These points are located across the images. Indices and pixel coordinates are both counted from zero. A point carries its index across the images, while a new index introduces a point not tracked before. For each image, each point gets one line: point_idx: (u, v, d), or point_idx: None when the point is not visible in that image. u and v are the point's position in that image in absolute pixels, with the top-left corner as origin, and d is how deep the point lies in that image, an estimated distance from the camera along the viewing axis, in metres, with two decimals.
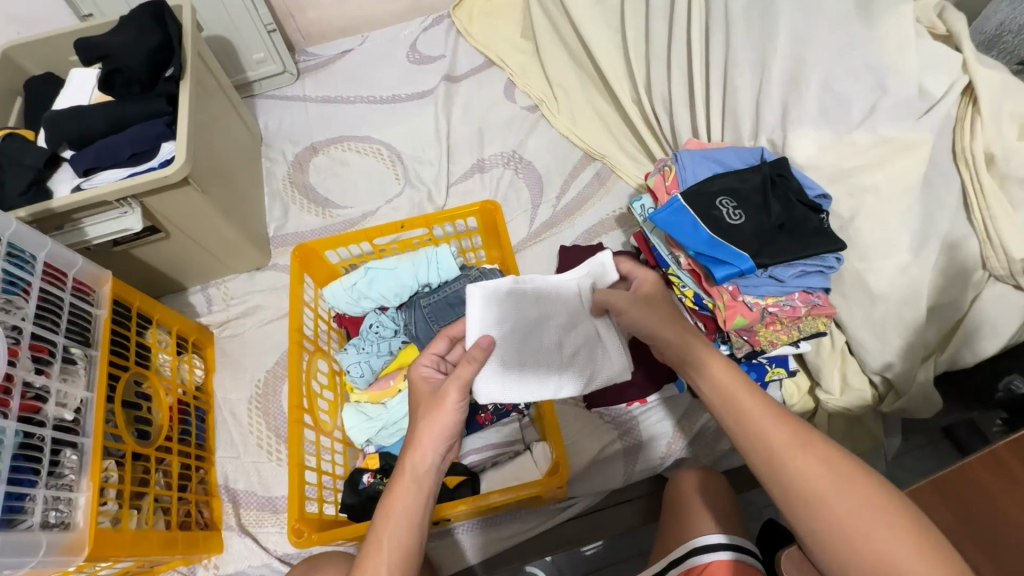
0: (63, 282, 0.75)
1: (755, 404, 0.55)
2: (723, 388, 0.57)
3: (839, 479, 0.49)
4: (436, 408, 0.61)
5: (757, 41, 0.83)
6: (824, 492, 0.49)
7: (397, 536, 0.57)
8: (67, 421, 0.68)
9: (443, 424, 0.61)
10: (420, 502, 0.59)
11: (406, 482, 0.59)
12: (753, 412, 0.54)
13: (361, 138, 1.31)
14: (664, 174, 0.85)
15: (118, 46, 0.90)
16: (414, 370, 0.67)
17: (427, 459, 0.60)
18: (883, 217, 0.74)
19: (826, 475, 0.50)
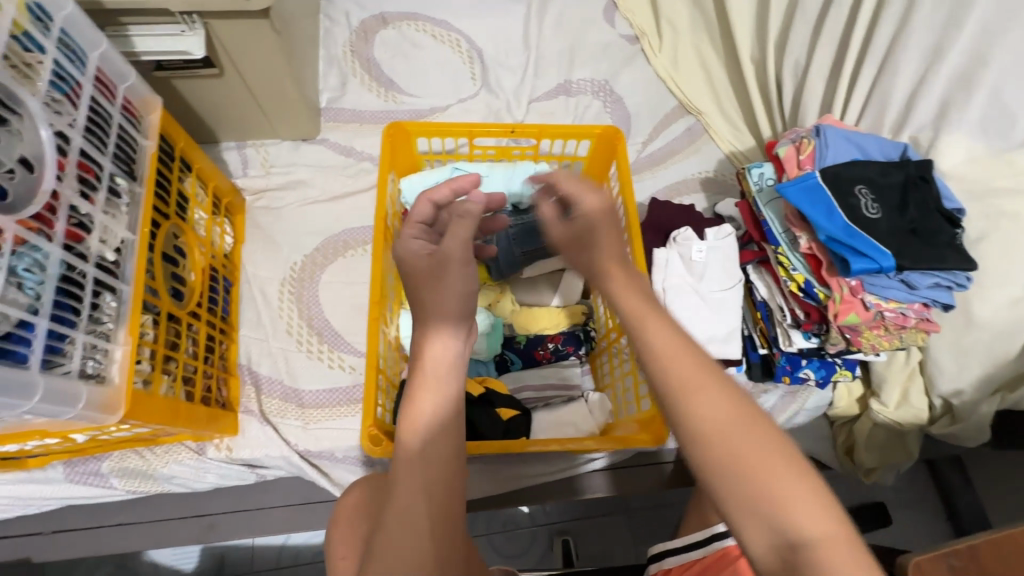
0: (113, 97, 0.62)
1: (654, 321, 0.48)
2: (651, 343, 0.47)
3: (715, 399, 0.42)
4: (436, 277, 0.53)
5: (940, 26, 0.75)
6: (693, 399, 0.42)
7: (434, 454, 0.47)
8: (108, 262, 0.58)
9: (447, 297, 0.52)
10: (449, 409, 0.49)
11: (423, 383, 0.49)
12: (655, 333, 0.46)
13: (437, 20, 1.16)
14: (799, 147, 0.78)
15: None
16: (398, 243, 0.57)
17: (451, 354, 0.50)
18: (1014, 246, 0.71)
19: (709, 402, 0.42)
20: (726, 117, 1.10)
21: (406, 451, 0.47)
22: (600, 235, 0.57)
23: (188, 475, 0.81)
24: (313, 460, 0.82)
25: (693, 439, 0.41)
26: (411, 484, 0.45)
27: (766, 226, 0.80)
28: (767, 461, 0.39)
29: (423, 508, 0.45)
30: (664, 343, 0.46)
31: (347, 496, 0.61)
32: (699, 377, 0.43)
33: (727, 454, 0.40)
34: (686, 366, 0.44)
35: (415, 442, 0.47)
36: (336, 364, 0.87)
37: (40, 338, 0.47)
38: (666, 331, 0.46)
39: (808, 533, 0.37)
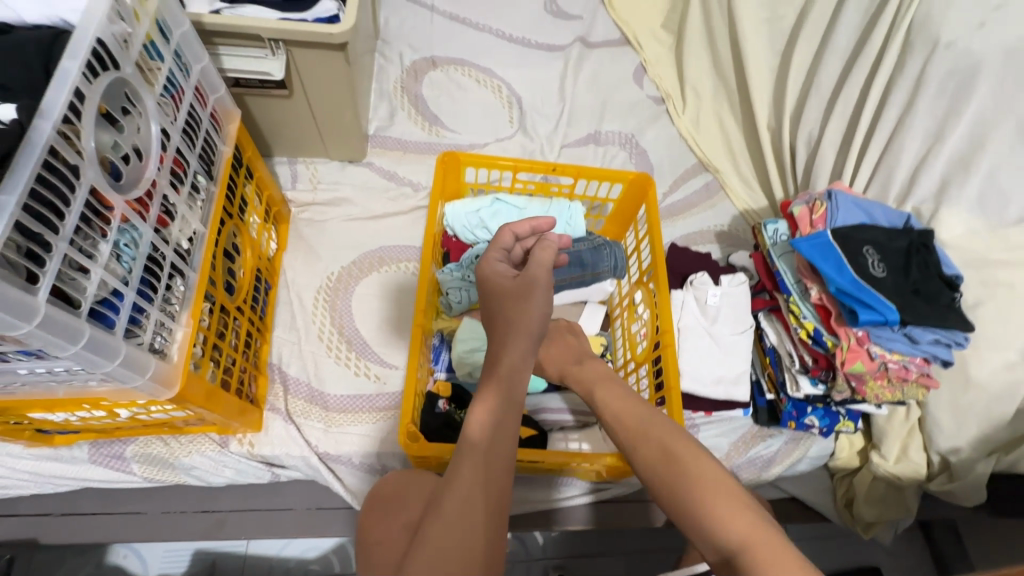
0: (204, 105, 0.69)
1: (608, 390, 0.63)
2: (613, 411, 0.60)
3: (659, 446, 0.54)
4: (521, 296, 0.57)
5: (940, 114, 0.84)
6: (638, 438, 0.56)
7: (493, 453, 0.50)
8: (183, 249, 0.63)
9: (531, 318, 0.56)
10: (510, 417, 0.52)
11: (492, 394, 0.53)
12: (610, 403, 0.61)
13: (482, 68, 1.27)
14: (811, 208, 0.86)
15: None
16: (485, 264, 0.62)
17: (522, 365, 0.55)
18: (1007, 313, 0.77)
19: (659, 440, 0.55)
20: (742, 178, 1.18)
21: (469, 451, 0.51)
22: (533, 297, 0.57)
23: (207, 468, 0.82)
24: (330, 464, 0.84)
25: (650, 463, 0.54)
26: (469, 482, 0.49)
27: (779, 277, 0.86)
28: (697, 482, 0.50)
29: (480, 505, 0.48)
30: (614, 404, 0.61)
31: (383, 482, 0.67)
32: (649, 428, 0.56)
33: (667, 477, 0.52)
34: (634, 422, 0.58)
35: (478, 440, 0.51)
36: (362, 372, 0.90)
37: (126, 307, 0.52)
38: (616, 392, 0.62)
39: (732, 536, 0.46)
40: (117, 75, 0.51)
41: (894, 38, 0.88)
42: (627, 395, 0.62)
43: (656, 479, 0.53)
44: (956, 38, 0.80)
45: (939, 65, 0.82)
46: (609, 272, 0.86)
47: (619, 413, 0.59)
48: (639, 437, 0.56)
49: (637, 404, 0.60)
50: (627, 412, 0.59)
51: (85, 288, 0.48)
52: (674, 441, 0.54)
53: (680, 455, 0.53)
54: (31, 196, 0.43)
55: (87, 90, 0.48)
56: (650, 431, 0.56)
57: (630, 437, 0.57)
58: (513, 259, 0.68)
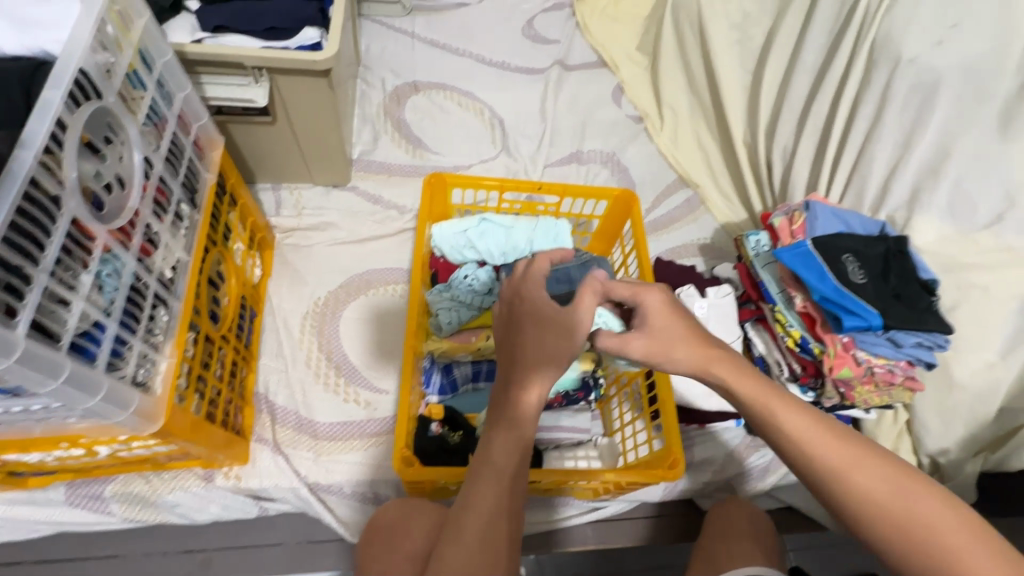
0: (188, 133, 0.69)
1: (784, 406, 0.55)
2: (791, 429, 0.54)
3: (888, 480, 0.51)
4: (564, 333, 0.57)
5: (906, 125, 0.88)
6: (840, 468, 0.52)
7: (512, 475, 0.55)
8: (166, 278, 0.62)
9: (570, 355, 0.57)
10: (526, 443, 0.56)
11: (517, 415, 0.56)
12: (791, 426, 0.54)
13: (464, 92, 1.29)
14: (791, 219, 0.88)
15: None
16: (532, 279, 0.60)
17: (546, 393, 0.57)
18: (983, 314, 0.80)
19: (866, 469, 0.51)
20: (722, 192, 1.21)
21: (494, 466, 0.55)
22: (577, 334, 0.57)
23: (192, 504, 0.79)
24: (320, 494, 0.81)
25: (854, 499, 0.51)
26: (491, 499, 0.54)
27: (764, 287, 0.88)
28: (939, 527, 0.48)
29: (500, 522, 0.53)
30: (795, 426, 0.54)
31: (380, 512, 0.67)
32: (863, 456, 0.52)
33: (885, 518, 0.50)
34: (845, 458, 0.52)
35: (499, 461, 0.55)
36: (351, 398, 0.88)
37: (108, 339, 0.51)
38: (798, 411, 0.54)
39: None
40: (99, 104, 0.51)
41: (859, 55, 0.93)
42: (803, 408, 0.55)
43: (864, 513, 0.51)
44: (918, 55, 0.85)
45: (903, 80, 0.86)
46: None
47: (816, 438, 0.53)
48: (857, 471, 0.51)
49: (820, 420, 0.54)
50: (820, 437, 0.53)
51: (65, 320, 0.46)
52: (891, 474, 0.51)
53: (911, 488, 0.50)
54: (10, 227, 0.42)
55: (70, 120, 0.47)
56: (863, 470, 0.51)
57: (834, 470, 0.52)
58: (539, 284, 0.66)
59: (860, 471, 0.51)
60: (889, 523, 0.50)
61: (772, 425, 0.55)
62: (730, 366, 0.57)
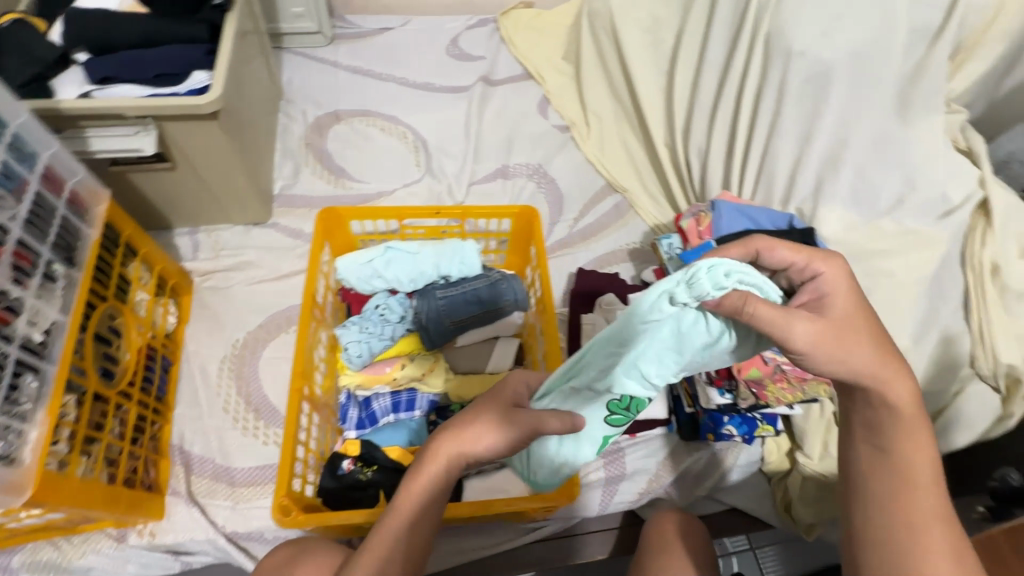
0: (60, 191, 0.68)
1: (918, 438, 0.54)
2: (903, 457, 0.54)
3: (949, 543, 0.50)
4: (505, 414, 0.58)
5: (805, 117, 0.88)
6: (930, 545, 0.50)
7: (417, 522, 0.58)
8: (34, 342, 0.61)
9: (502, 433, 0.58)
10: (436, 498, 0.58)
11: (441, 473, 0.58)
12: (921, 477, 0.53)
13: (387, 116, 1.28)
14: (698, 219, 0.87)
15: (109, 32, 0.85)
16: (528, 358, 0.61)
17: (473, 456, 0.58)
18: (892, 299, 0.79)
19: (950, 546, 0.50)
20: (651, 195, 1.21)
21: (406, 512, 0.57)
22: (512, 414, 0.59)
23: (108, 567, 0.77)
24: (239, 543, 0.80)
25: (887, 528, 0.52)
26: (396, 544, 0.56)
27: None
28: None
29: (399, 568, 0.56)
30: (921, 468, 0.53)
31: (269, 555, 0.64)
32: (934, 515, 0.51)
33: (907, 525, 0.51)
34: (922, 480, 0.53)
35: (412, 509, 0.57)
36: (271, 440, 0.86)
37: None
38: (929, 452, 0.53)
39: None
40: None
41: (756, 51, 0.93)
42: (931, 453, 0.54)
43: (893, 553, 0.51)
44: (806, 48, 0.85)
45: (796, 73, 0.86)
46: (511, 305, 0.86)
47: (928, 486, 0.53)
48: (928, 527, 0.51)
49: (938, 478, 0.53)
50: (932, 488, 0.53)
51: None
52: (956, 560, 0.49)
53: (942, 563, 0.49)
54: None
55: None
56: (945, 519, 0.51)
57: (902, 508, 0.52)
58: None
59: (928, 528, 0.51)
60: (920, 542, 0.50)
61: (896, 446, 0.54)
62: (867, 354, 0.51)
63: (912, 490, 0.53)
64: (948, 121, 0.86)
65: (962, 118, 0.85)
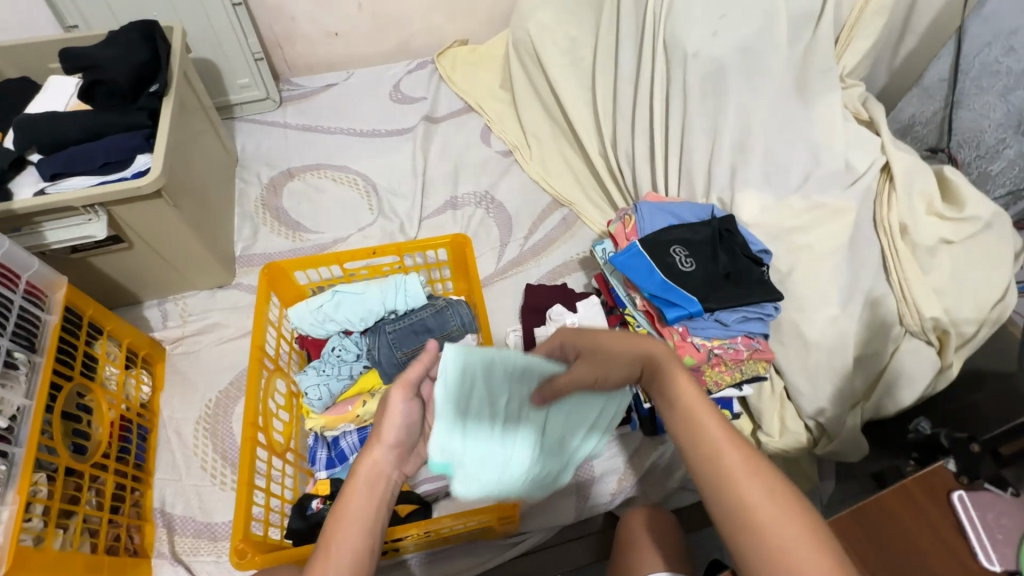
0: (15, 284, 0.73)
1: (703, 411, 0.50)
2: (693, 431, 0.49)
3: (773, 500, 0.44)
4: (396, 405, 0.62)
5: (710, 111, 0.92)
6: (761, 513, 0.44)
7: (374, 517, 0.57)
8: (0, 428, 0.65)
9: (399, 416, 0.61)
10: (379, 494, 0.58)
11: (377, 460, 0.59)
12: (715, 440, 0.48)
13: (337, 167, 1.35)
14: (624, 222, 0.92)
15: (58, 132, 0.93)
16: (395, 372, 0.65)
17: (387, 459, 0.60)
18: (815, 271, 0.82)
19: (774, 501, 0.44)
20: (595, 204, 1.26)
21: (355, 507, 0.57)
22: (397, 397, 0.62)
23: None
24: None
25: (716, 514, 0.46)
26: (357, 534, 0.56)
27: (615, 292, 0.91)
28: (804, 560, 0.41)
29: (363, 562, 0.55)
30: (716, 440, 0.48)
31: None
32: (747, 479, 0.45)
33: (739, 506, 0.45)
34: (728, 450, 0.47)
35: (361, 502, 0.57)
36: None
37: None
38: (712, 416, 0.49)
39: None
40: None
41: (658, 57, 0.98)
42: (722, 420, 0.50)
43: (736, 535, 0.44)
44: (699, 48, 0.90)
45: (694, 72, 0.92)
46: (460, 331, 0.89)
47: (726, 446, 0.47)
48: (749, 485, 0.45)
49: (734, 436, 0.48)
50: (734, 446, 0.48)
51: None
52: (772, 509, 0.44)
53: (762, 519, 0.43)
54: None
55: None
56: (767, 475, 0.46)
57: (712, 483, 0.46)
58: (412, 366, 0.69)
59: (748, 489, 0.45)
60: (751, 521, 0.44)
61: (689, 428, 0.50)
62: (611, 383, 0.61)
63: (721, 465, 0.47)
64: (847, 96, 0.91)
65: (861, 91, 0.90)
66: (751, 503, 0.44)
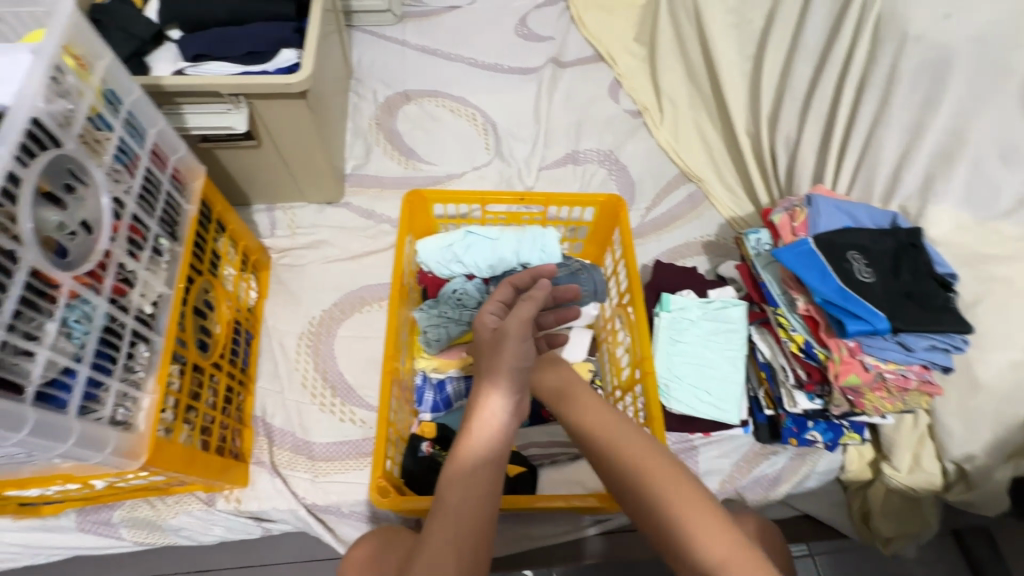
0: (164, 166, 0.69)
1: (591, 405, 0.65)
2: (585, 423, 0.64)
3: (642, 462, 0.59)
4: (495, 354, 0.56)
5: (916, 106, 0.81)
6: (644, 476, 0.58)
7: (477, 482, 0.53)
8: (145, 314, 0.62)
9: (506, 369, 0.55)
10: (489, 457, 0.54)
11: (493, 406, 0.55)
12: (598, 424, 0.63)
13: (456, 98, 1.27)
14: (792, 215, 0.83)
15: (202, 7, 0.86)
16: (477, 315, 0.61)
17: (495, 417, 0.55)
18: (1010, 309, 0.73)
19: (647, 462, 0.59)
20: (726, 184, 1.16)
21: (469, 449, 0.54)
22: (506, 345, 0.56)
23: (196, 527, 0.81)
24: (319, 515, 0.83)
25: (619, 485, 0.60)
26: (474, 477, 0.53)
27: (766, 288, 0.83)
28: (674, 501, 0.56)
29: (474, 523, 0.52)
30: (633, 463, 0.59)
31: (353, 549, 0.64)
32: (624, 443, 0.61)
33: (646, 502, 0.57)
34: (642, 470, 0.58)
35: (477, 444, 0.54)
36: (347, 418, 0.89)
37: (79, 385, 0.51)
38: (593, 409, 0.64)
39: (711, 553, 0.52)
40: (58, 152, 0.51)
41: (862, 34, 0.86)
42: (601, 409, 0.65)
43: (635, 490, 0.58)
44: (925, 30, 0.78)
45: (911, 59, 0.80)
46: (590, 297, 0.83)
47: (609, 423, 0.62)
48: (619, 451, 0.60)
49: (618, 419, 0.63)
50: (615, 421, 0.62)
51: (30, 371, 0.46)
52: (646, 472, 0.58)
53: (642, 488, 0.58)
54: None
55: (23, 173, 0.46)
56: (643, 441, 0.60)
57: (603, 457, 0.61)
58: (509, 298, 0.65)
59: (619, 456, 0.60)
60: (637, 488, 0.58)
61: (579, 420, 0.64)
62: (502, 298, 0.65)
63: (646, 474, 0.58)
64: None
65: None
66: (639, 473, 0.58)
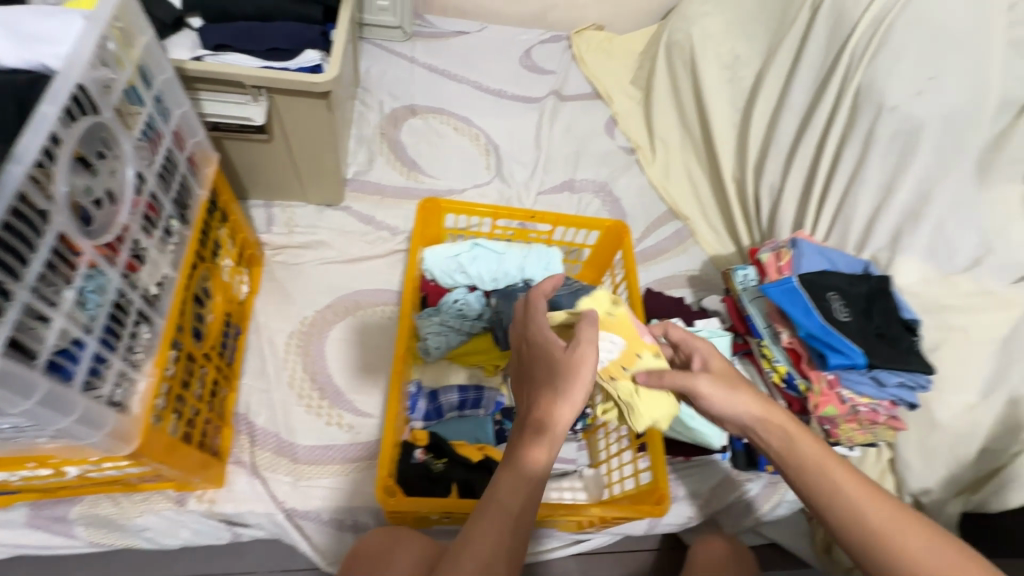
0: (182, 148, 0.68)
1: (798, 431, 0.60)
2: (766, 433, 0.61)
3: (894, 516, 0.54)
4: (565, 370, 0.55)
5: (889, 168, 0.91)
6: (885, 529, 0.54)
7: (530, 490, 0.54)
8: (150, 294, 0.60)
9: (581, 389, 0.55)
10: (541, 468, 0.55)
11: (557, 419, 0.55)
12: (811, 453, 0.59)
13: (460, 117, 1.31)
14: (778, 255, 0.90)
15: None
16: (530, 321, 0.61)
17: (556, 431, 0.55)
18: (965, 356, 0.81)
19: (877, 509, 0.55)
20: (711, 224, 1.23)
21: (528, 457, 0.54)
22: (580, 365, 0.55)
23: (162, 528, 0.76)
24: (297, 521, 0.79)
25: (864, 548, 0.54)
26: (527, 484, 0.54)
27: (751, 321, 0.89)
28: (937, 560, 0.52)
29: (519, 529, 0.54)
30: (874, 510, 0.55)
31: (363, 540, 0.67)
32: (854, 487, 0.56)
33: (895, 554, 0.53)
34: (884, 517, 0.54)
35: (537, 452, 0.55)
36: (334, 421, 0.87)
37: (87, 357, 0.49)
38: (814, 443, 0.59)
39: None
40: (95, 119, 0.50)
41: (844, 99, 0.96)
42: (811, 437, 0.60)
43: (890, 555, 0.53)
44: (898, 102, 0.88)
45: (886, 126, 0.89)
46: None
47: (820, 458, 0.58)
48: (872, 503, 0.55)
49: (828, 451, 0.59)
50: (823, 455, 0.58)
51: (45, 337, 0.44)
52: (895, 524, 0.54)
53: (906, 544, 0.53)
54: None
55: (63, 134, 0.46)
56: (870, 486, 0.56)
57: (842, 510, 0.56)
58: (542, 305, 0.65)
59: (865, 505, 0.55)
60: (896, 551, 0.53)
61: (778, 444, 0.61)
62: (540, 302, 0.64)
63: (880, 527, 0.54)
64: None
65: None
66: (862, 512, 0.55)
